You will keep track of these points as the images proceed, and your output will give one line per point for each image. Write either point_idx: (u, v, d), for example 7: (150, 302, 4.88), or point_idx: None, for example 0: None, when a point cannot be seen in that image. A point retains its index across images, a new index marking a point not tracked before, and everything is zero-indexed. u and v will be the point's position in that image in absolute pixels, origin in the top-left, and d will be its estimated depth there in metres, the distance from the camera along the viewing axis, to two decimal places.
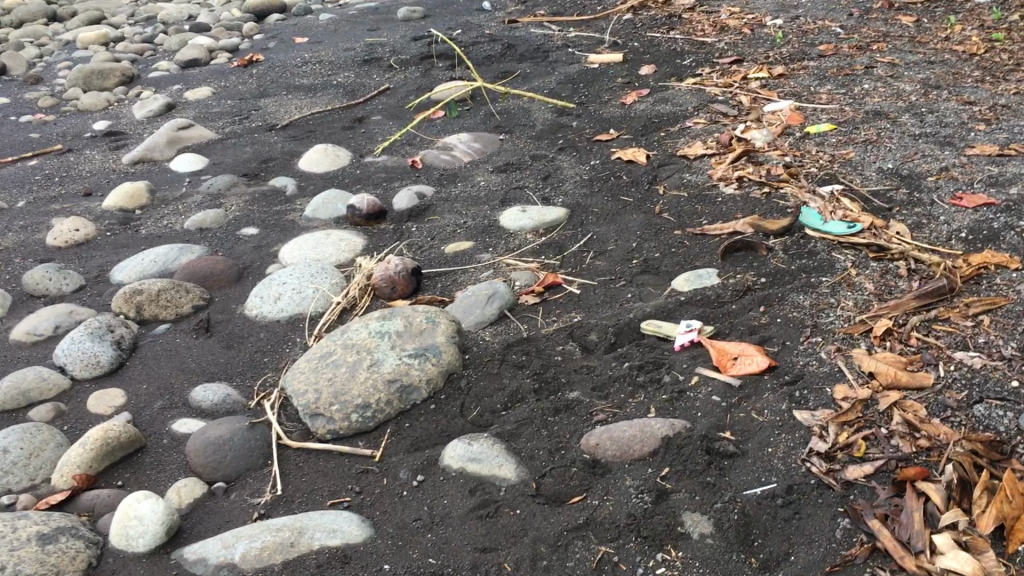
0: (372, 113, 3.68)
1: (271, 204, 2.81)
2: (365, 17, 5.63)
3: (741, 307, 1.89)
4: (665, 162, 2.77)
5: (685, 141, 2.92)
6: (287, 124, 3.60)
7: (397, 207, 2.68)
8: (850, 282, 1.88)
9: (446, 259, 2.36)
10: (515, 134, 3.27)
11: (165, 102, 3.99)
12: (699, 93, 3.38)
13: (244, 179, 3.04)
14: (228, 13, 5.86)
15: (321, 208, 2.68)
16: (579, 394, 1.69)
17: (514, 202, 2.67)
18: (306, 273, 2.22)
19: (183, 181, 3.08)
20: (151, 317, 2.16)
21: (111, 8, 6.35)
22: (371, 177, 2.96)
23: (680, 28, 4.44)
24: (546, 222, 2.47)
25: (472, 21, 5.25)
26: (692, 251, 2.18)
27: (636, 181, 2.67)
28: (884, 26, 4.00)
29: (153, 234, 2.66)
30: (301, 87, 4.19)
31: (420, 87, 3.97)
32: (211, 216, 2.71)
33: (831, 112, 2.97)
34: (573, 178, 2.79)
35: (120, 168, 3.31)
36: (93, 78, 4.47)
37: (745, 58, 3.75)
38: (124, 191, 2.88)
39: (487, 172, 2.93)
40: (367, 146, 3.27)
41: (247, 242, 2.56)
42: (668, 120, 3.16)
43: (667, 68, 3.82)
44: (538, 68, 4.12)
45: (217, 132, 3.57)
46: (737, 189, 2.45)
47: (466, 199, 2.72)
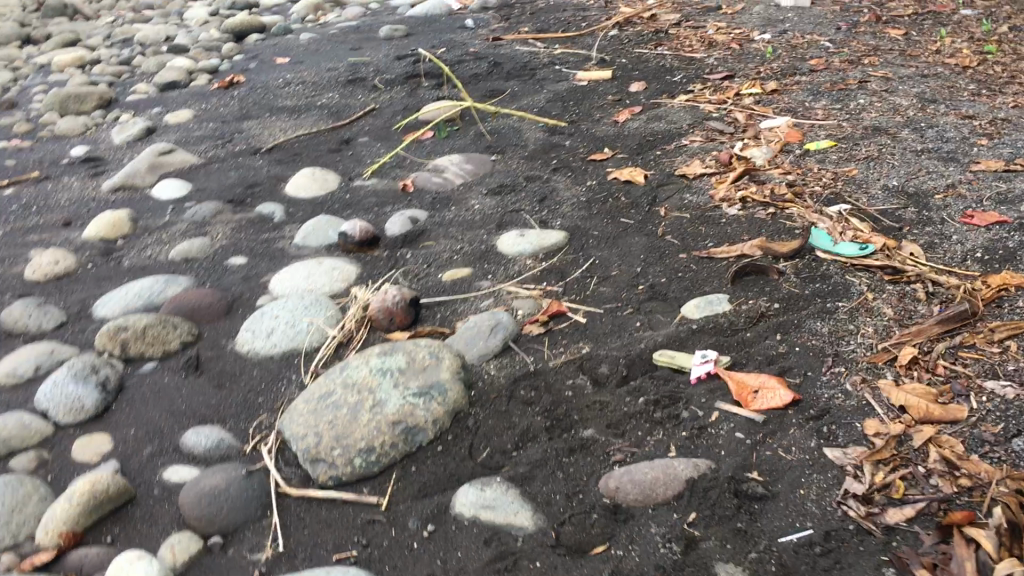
0: (358, 134, 3.60)
1: (258, 231, 2.72)
2: (347, 37, 5.56)
3: (756, 335, 1.82)
4: (664, 182, 2.70)
5: (683, 160, 2.86)
6: (272, 147, 3.51)
7: (390, 232, 2.60)
8: (867, 307, 1.82)
9: (444, 287, 2.28)
10: (507, 154, 3.20)
11: (145, 126, 3.90)
12: (693, 110, 3.32)
13: (230, 205, 2.95)
14: (207, 34, 5.77)
15: (311, 235, 2.59)
16: (594, 432, 1.62)
17: (511, 225, 2.59)
18: (300, 305, 2.14)
19: (166, 209, 2.99)
20: (136, 355, 2.06)
21: (87, 30, 6.25)
22: (361, 202, 2.88)
23: (668, 44, 4.39)
24: (545, 246, 2.40)
25: (456, 39, 5.18)
26: (700, 276, 2.12)
27: (636, 202, 2.60)
28: (873, 40, 3.97)
29: (136, 265, 2.56)
30: (285, 108, 4.10)
31: (406, 108, 3.89)
32: (197, 245, 2.61)
33: (830, 128, 2.92)
34: (570, 200, 2.72)
35: (100, 196, 3.21)
36: (70, 103, 4.36)
37: (736, 74, 3.70)
38: (105, 220, 2.79)
39: (480, 194, 2.85)
40: (356, 168, 3.19)
41: (235, 272, 2.47)
42: (663, 138, 3.10)
43: (658, 85, 3.76)
44: (526, 86, 4.06)
45: (200, 157, 3.48)
46: (741, 210, 2.39)
47: (461, 223, 2.64)
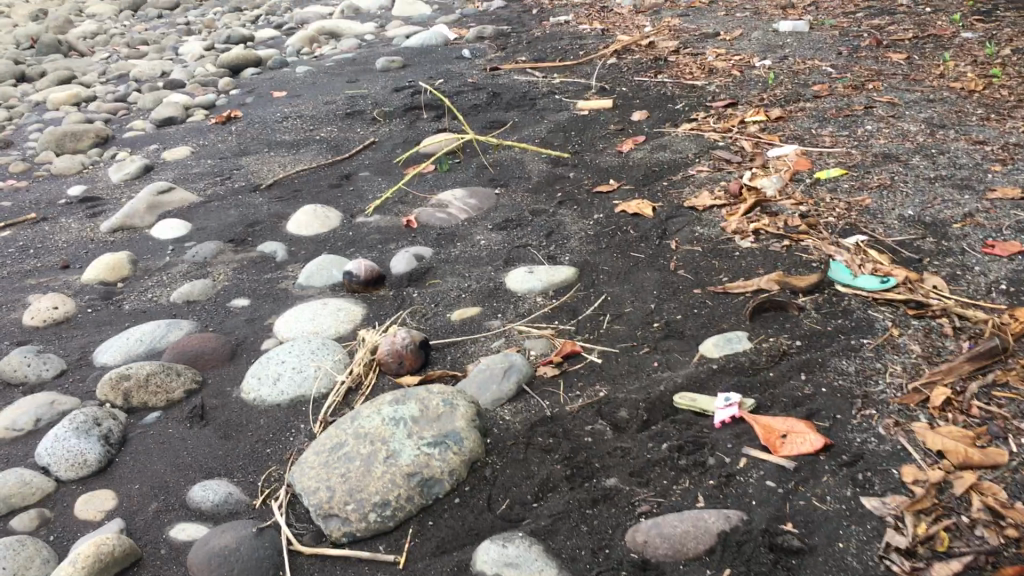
0: (359, 169, 3.56)
1: (261, 271, 2.67)
2: (343, 69, 5.54)
3: (779, 375, 1.78)
4: (673, 214, 2.65)
5: (691, 190, 2.81)
6: (272, 183, 3.46)
7: (395, 270, 2.54)
8: (893, 344, 1.80)
9: (454, 327, 2.22)
10: (511, 187, 3.15)
11: (142, 164, 3.86)
12: (698, 139, 3.29)
13: (231, 245, 2.90)
14: (203, 69, 5.75)
15: (314, 275, 2.54)
16: (617, 481, 1.56)
17: (519, 262, 2.54)
18: (306, 349, 2.08)
19: (166, 249, 2.94)
20: (139, 404, 2.00)
21: (82, 67, 6.22)
22: (364, 239, 2.83)
23: (668, 71, 4.37)
24: (555, 283, 2.35)
25: (454, 69, 5.17)
26: (716, 312, 2.07)
27: (646, 236, 2.56)
28: (875, 64, 3.95)
29: (137, 308, 2.51)
30: (283, 143, 4.07)
31: (407, 141, 3.86)
32: (198, 287, 2.56)
33: (838, 156, 2.89)
34: (578, 233, 2.67)
35: (98, 237, 3.16)
36: (66, 141, 4.32)
37: (739, 101, 3.68)
38: (105, 263, 2.73)
39: (486, 229, 2.80)
40: (358, 204, 3.15)
41: (238, 315, 2.41)
42: (669, 168, 3.07)
43: (660, 113, 3.74)
44: (526, 116, 4.03)
45: (199, 195, 3.43)
46: (755, 242, 2.35)
47: (467, 260, 2.59)
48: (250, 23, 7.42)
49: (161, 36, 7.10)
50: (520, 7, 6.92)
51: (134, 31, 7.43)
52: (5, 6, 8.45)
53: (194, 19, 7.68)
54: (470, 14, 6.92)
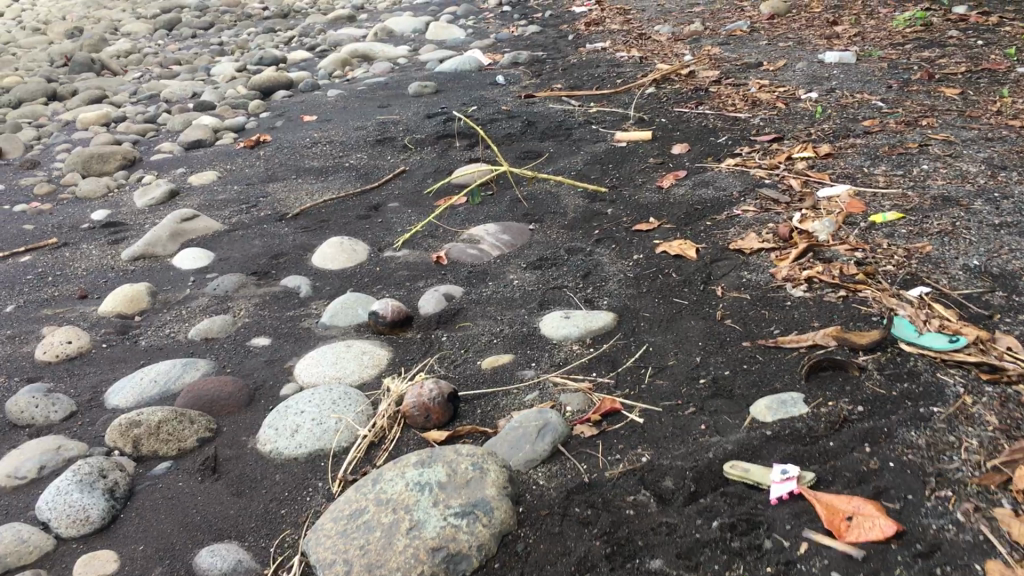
0: (388, 199, 3.45)
1: (283, 308, 2.56)
2: (376, 93, 5.46)
3: (840, 445, 1.63)
4: (718, 257, 2.51)
5: (736, 232, 2.67)
6: (298, 213, 3.36)
7: (423, 311, 2.42)
8: (967, 413, 1.65)
9: (484, 376, 2.09)
10: (546, 222, 3.03)
11: (169, 189, 3.77)
12: (742, 176, 3.15)
13: (254, 277, 2.79)
14: (234, 91, 5.70)
15: (339, 314, 2.42)
16: (662, 563, 1.42)
17: (554, 305, 2.41)
18: (327, 398, 1.95)
19: (187, 280, 2.84)
20: (149, 453, 1.88)
21: (114, 87, 6.20)
22: (392, 275, 2.71)
23: (709, 102, 4.24)
24: (592, 330, 2.21)
25: (488, 96, 5.07)
26: (767, 369, 1.92)
27: (688, 280, 2.42)
28: (927, 100, 3.80)
29: (153, 345, 2.40)
30: (312, 170, 3.98)
31: (438, 170, 3.75)
32: (218, 324, 2.45)
33: (894, 198, 2.74)
34: (616, 275, 2.54)
35: (119, 265, 3.07)
36: (94, 163, 4.27)
37: (784, 135, 3.54)
38: (123, 295, 2.64)
39: (519, 267, 2.67)
40: (386, 237, 3.03)
41: (258, 355, 2.30)
42: (712, 206, 2.93)
43: (701, 147, 3.60)
44: (562, 147, 3.91)
45: (224, 222, 3.34)
46: (807, 291, 2.20)
47: (499, 301, 2.46)
48: (285, 45, 7.39)
49: (195, 57, 7.08)
50: (556, 33, 6.84)
51: (168, 51, 7.43)
52: (44, 24, 8.51)
53: (229, 40, 7.66)
54: (505, 39, 6.84)
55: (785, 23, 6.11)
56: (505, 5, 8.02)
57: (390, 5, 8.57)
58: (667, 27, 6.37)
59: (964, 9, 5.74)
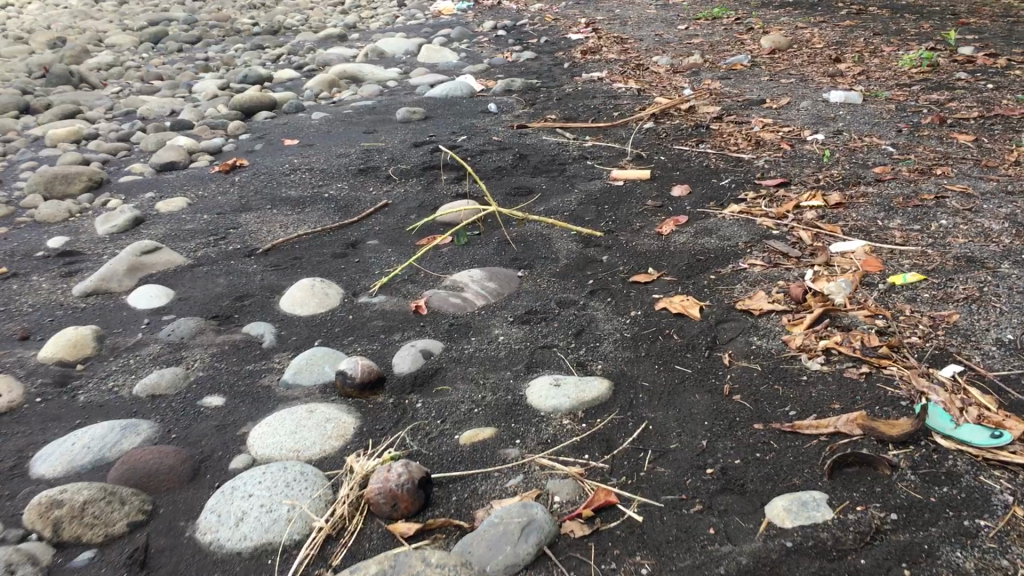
0: (367, 236, 3.22)
1: (243, 360, 2.32)
2: (362, 117, 5.24)
3: (874, 562, 1.40)
4: (725, 318, 2.29)
5: (743, 289, 2.45)
6: (269, 248, 3.13)
7: (397, 371, 2.18)
8: (1019, 530, 1.42)
9: (461, 453, 1.84)
10: (535, 269, 2.80)
11: (132, 217, 3.54)
12: (747, 224, 2.93)
13: (213, 322, 2.56)
14: (214, 109, 5.48)
15: (303, 370, 2.17)
16: None
17: (542, 368, 2.17)
18: (279, 479, 1.71)
19: (140, 323, 2.61)
20: (71, 539, 1.63)
21: (89, 102, 5.97)
22: (365, 324, 2.48)
23: (711, 140, 4.04)
24: (585, 401, 1.97)
25: (478, 125, 4.85)
26: (784, 459, 1.68)
27: (692, 345, 2.18)
28: (941, 146, 3.61)
29: (93, 401, 2.17)
30: (288, 199, 3.74)
31: (422, 204, 3.53)
32: (166, 378, 2.21)
33: (913, 256, 2.52)
34: (611, 335, 2.31)
35: (69, 301, 2.83)
36: (56, 184, 4.03)
37: (792, 180, 3.33)
38: (66, 340, 2.41)
39: (505, 321, 2.44)
40: (362, 280, 2.80)
41: (208, 417, 2.05)
42: (716, 258, 2.70)
43: (703, 190, 3.39)
44: (555, 184, 3.69)
45: (187, 256, 3.11)
46: (825, 364, 1.97)
47: (482, 360, 2.23)
48: (271, 61, 7.18)
49: (178, 72, 6.85)
50: (551, 60, 6.64)
51: (150, 64, 7.21)
52: (26, 33, 8.27)
53: (214, 55, 7.44)
54: (499, 64, 6.64)
55: (787, 58, 5.93)
56: (500, 29, 7.84)
57: (382, 24, 8.37)
58: (666, 58, 6.19)
59: (971, 51, 5.58)
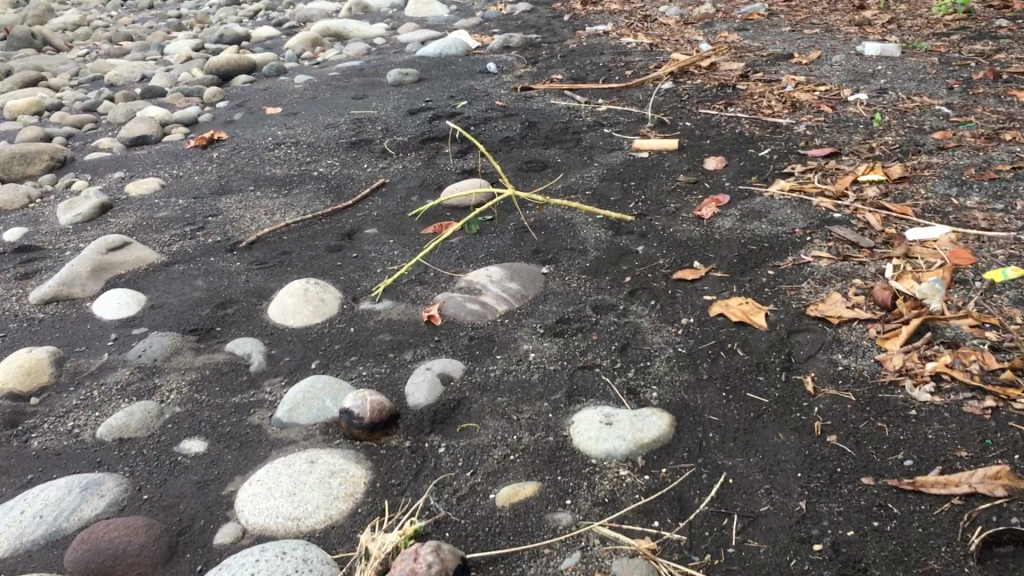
0: (365, 224, 2.84)
1: (228, 389, 1.95)
2: (349, 80, 4.81)
3: None
4: (798, 328, 1.93)
5: (812, 289, 2.09)
6: (253, 241, 2.75)
7: (411, 404, 1.83)
8: None
9: (500, 519, 1.49)
10: (562, 264, 2.43)
11: (99, 203, 3.14)
12: (802, 205, 2.56)
13: (192, 338, 2.19)
14: (188, 74, 5.03)
15: (299, 406, 1.81)
16: None
17: (585, 397, 1.81)
18: (276, 569, 1.36)
19: (107, 338, 2.24)
20: None
21: (52, 67, 5.50)
22: (370, 339, 2.11)
23: (741, 102, 3.65)
24: (644, 444, 1.62)
25: (477, 87, 4.44)
26: (912, 531, 1.34)
27: (763, 365, 1.83)
28: (1001, 106, 3.24)
29: (47, 446, 1.80)
30: (273, 179, 3.35)
31: (425, 184, 3.15)
32: (136, 418, 1.83)
33: (1007, 243, 2.16)
34: (663, 351, 1.95)
35: (25, 309, 2.45)
36: (13, 164, 3.61)
37: (841, 150, 2.96)
38: (17, 366, 2.03)
39: (533, 333, 2.08)
40: (362, 280, 2.43)
41: (187, 470, 1.69)
42: (771, 248, 2.34)
43: (740, 162, 3.02)
44: (571, 156, 3.31)
45: (160, 252, 2.73)
46: (936, 395, 1.63)
47: (512, 387, 1.87)
48: (248, 18, 6.70)
49: (148, 32, 6.36)
50: (549, 12, 6.19)
51: (119, 23, 6.71)
52: None
53: (187, 12, 6.95)
54: (493, 18, 6.20)
55: (805, 6, 5.50)
56: None
57: None
58: (674, 8, 5.75)
59: None
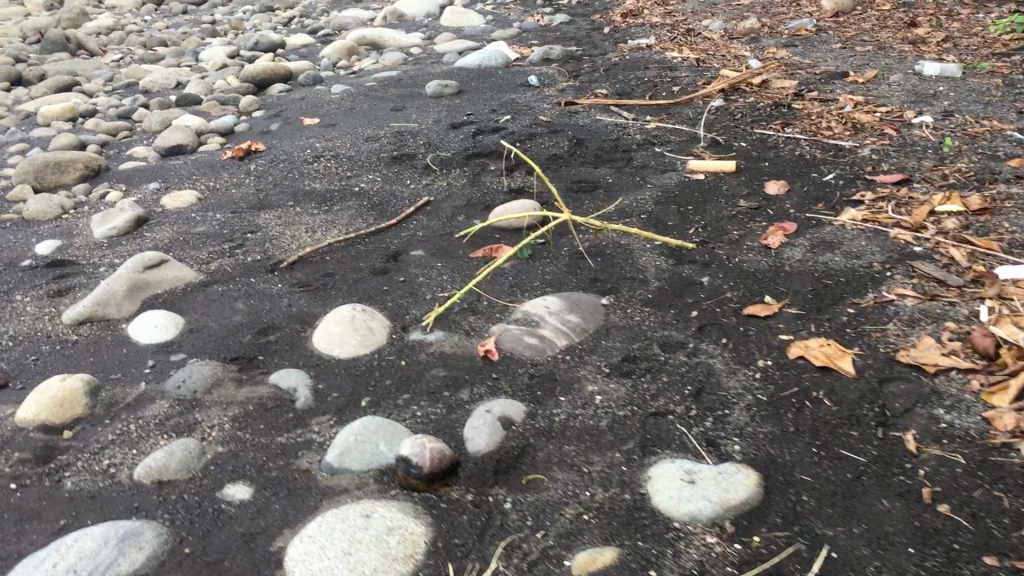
0: (411, 245, 2.72)
1: (273, 427, 1.83)
2: (387, 91, 4.70)
3: None
4: (891, 377, 1.79)
5: (900, 332, 1.94)
6: (295, 262, 2.63)
7: (472, 451, 1.69)
8: None
9: None
10: (623, 295, 2.30)
11: (135, 216, 3.04)
12: (877, 237, 2.42)
13: (233, 368, 2.06)
14: (224, 82, 4.94)
15: (350, 451, 1.68)
16: None
17: (660, 449, 1.67)
18: None
19: (144, 365, 2.11)
20: None
21: (86, 71, 5.43)
22: (423, 375, 1.98)
23: (798, 122, 3.50)
24: (732, 506, 1.47)
25: (519, 101, 4.32)
26: None
27: (855, 418, 1.69)
28: None
29: (81, 488, 1.68)
30: (314, 194, 3.24)
31: (471, 203, 3.03)
32: (176, 458, 1.71)
33: None
34: (741, 397, 1.80)
35: (59, 329, 2.34)
36: (47, 173, 3.52)
37: (912, 177, 2.81)
38: (50, 396, 1.91)
39: (598, 374, 1.94)
40: (411, 308, 2.31)
41: (231, 520, 1.56)
42: (849, 283, 2.19)
43: (804, 187, 2.87)
44: (623, 177, 3.18)
45: (198, 271, 2.61)
46: None
47: (579, 436, 1.73)
48: (283, 25, 6.62)
49: (182, 38, 6.28)
50: (589, 24, 6.06)
51: (154, 28, 6.65)
52: None
53: (222, 18, 6.88)
54: (531, 29, 6.07)
55: (855, 22, 5.34)
56: None
57: None
58: (719, 22, 5.60)
59: None
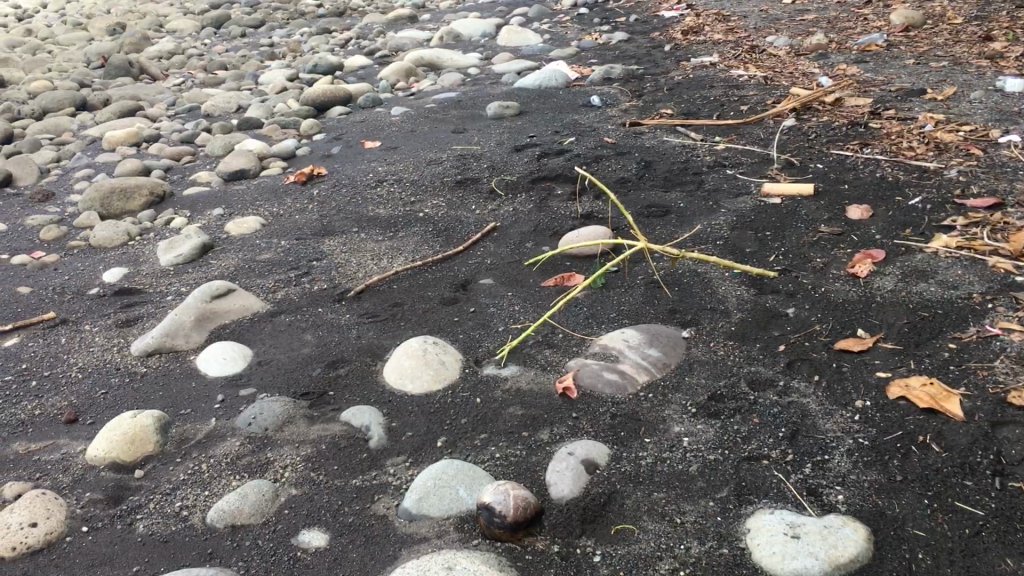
0: (479, 274, 2.65)
1: (347, 469, 1.76)
2: (447, 113, 4.66)
3: None
4: (1004, 422, 1.68)
5: (1009, 370, 1.83)
6: (361, 291, 2.58)
7: (556, 496, 1.61)
8: None
9: None
10: (704, 327, 2.20)
11: (200, 243, 3.02)
12: (973, 266, 2.30)
13: (303, 403, 2.01)
14: (285, 105, 4.95)
15: (428, 496, 1.61)
16: None
17: (756, 497, 1.58)
18: None
19: (213, 400, 2.07)
20: None
21: (149, 96, 5.49)
22: (500, 414, 1.90)
23: (877, 142, 3.37)
24: (841, 565, 1.39)
25: (582, 122, 4.24)
26: None
27: (968, 467, 1.59)
28: None
29: (154, 532, 1.63)
30: (378, 220, 3.19)
31: (539, 228, 2.95)
32: (250, 501, 1.65)
33: None
34: (840, 441, 1.70)
35: (128, 361, 2.31)
36: (114, 199, 3.53)
37: (1005, 200, 2.67)
38: (120, 434, 1.87)
39: (684, 413, 1.84)
40: (483, 341, 2.23)
41: (307, 569, 1.50)
42: (948, 316, 2.07)
43: (889, 212, 2.74)
44: (695, 201, 3.08)
45: (265, 301, 2.56)
46: None
47: (669, 481, 1.64)
48: (340, 47, 6.63)
49: (242, 60, 6.33)
50: (648, 42, 5.96)
51: (213, 52, 6.72)
52: (85, 19, 7.85)
53: (279, 40, 6.92)
54: (590, 47, 6.00)
55: (926, 36, 5.17)
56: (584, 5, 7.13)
57: (453, 1, 7.71)
58: (783, 38, 5.47)
59: None
